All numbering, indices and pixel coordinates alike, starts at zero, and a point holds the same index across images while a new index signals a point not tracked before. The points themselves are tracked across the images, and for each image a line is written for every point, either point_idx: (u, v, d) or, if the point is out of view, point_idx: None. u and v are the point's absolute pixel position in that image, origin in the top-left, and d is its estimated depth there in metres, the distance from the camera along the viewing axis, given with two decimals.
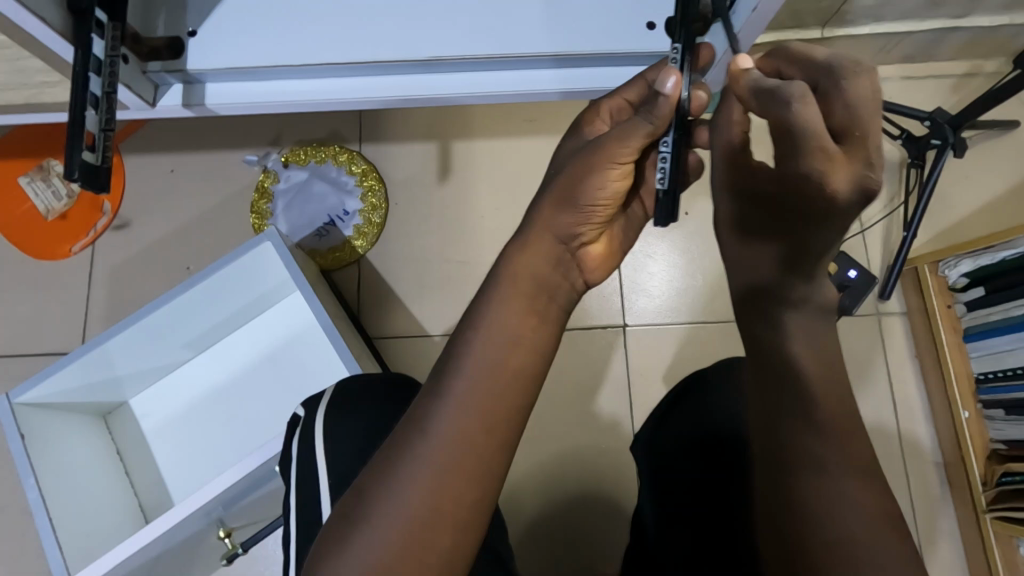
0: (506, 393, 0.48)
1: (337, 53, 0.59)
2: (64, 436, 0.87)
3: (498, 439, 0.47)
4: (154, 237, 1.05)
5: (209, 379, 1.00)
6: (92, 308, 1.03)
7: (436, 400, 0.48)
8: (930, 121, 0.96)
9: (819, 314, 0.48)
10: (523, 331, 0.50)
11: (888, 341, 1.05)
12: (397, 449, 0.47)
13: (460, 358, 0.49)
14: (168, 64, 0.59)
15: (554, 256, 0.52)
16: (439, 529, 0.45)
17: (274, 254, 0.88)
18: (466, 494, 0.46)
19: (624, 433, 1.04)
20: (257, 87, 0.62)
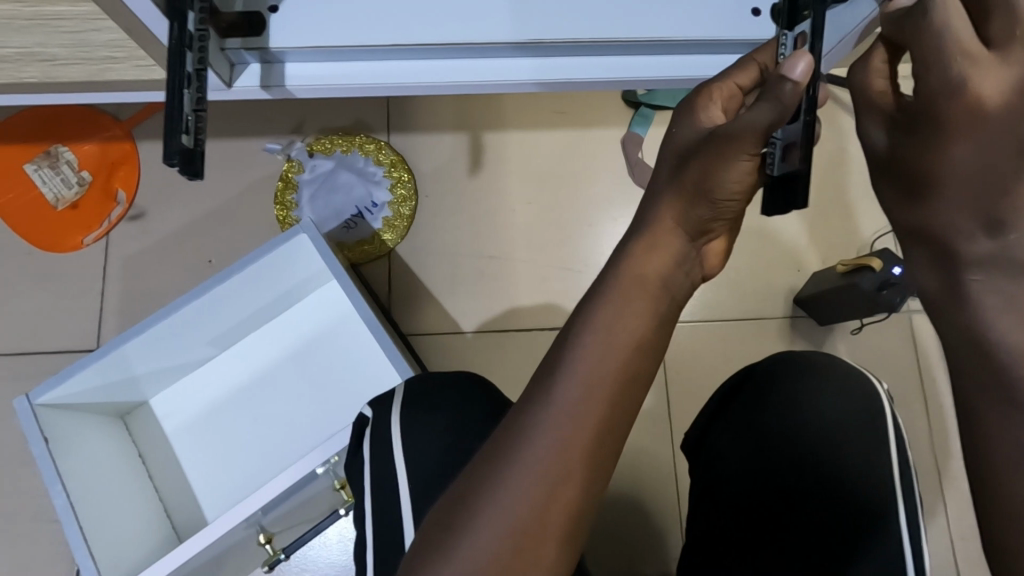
0: (606, 396, 0.47)
1: (410, 33, 0.56)
2: (88, 439, 0.83)
3: (604, 445, 0.46)
4: (172, 228, 1.01)
5: (234, 379, 0.95)
6: (107, 302, 0.98)
7: (536, 411, 0.46)
8: None
9: (1021, 275, 0.36)
10: (632, 331, 0.49)
11: (919, 338, 1.07)
12: (494, 460, 0.45)
13: (558, 367, 0.48)
14: (248, 41, 0.55)
15: (685, 254, 0.53)
16: (541, 536, 0.44)
17: (309, 247, 0.85)
18: (565, 503, 0.44)
19: (660, 433, 1.03)
20: (324, 68, 0.59)
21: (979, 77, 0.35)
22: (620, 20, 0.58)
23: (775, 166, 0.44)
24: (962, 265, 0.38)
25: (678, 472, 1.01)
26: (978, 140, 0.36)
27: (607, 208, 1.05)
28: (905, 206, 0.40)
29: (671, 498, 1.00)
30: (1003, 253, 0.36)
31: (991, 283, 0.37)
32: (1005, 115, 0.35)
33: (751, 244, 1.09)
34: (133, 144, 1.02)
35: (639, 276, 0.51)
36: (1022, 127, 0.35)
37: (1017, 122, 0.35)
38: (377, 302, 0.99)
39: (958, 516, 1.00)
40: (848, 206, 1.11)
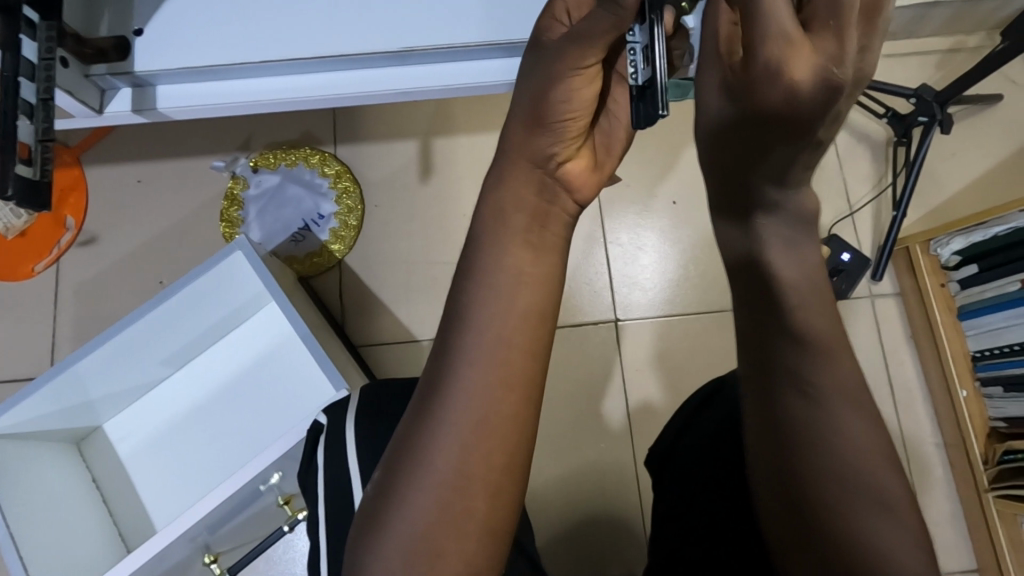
0: (502, 395, 0.43)
1: (306, 47, 0.56)
2: (38, 466, 0.83)
3: (508, 448, 0.43)
4: (122, 251, 1.01)
5: (188, 400, 0.95)
6: (60, 327, 0.98)
7: (427, 417, 0.43)
8: (916, 98, 0.97)
9: (797, 221, 0.41)
10: (521, 322, 0.45)
11: (883, 322, 1.04)
12: (403, 460, 0.43)
13: (447, 368, 0.44)
14: (114, 66, 0.56)
15: (537, 181, 0.50)
16: (450, 545, 0.40)
17: (245, 264, 0.84)
18: (469, 511, 0.41)
19: (620, 433, 1.02)
20: (206, 87, 0.58)
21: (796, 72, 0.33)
22: (509, 23, 0.57)
23: (636, 74, 0.44)
24: (756, 209, 0.41)
25: (640, 472, 1.00)
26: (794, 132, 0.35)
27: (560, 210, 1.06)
28: (725, 157, 0.41)
29: (633, 498, 0.99)
30: (776, 202, 0.41)
31: (778, 225, 0.41)
32: (805, 112, 0.34)
33: (707, 236, 1.08)
34: (80, 170, 1.02)
35: (522, 260, 0.47)
36: (818, 118, 0.34)
37: (818, 116, 0.34)
38: (328, 315, 0.99)
39: (927, 503, 0.98)
40: None
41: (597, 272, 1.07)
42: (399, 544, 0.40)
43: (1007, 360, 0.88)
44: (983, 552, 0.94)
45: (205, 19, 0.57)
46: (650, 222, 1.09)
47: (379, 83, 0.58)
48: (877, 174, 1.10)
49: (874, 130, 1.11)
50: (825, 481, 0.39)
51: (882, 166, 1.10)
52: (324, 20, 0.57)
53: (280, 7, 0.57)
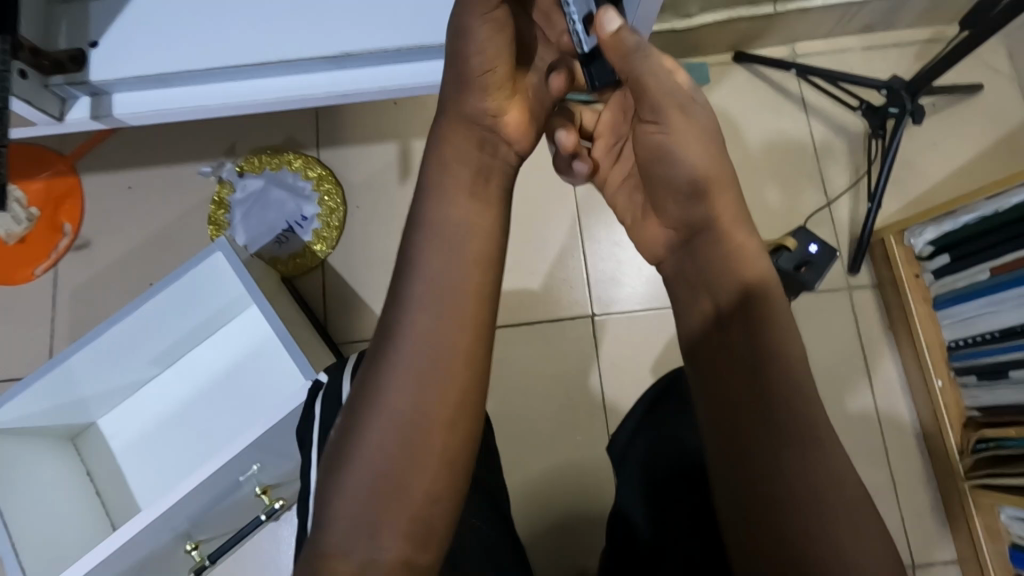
0: (456, 338, 0.47)
1: (263, 53, 0.60)
2: (33, 460, 0.87)
3: (455, 389, 0.46)
4: (115, 255, 1.05)
5: (179, 397, 0.99)
6: (57, 328, 1.02)
7: (379, 358, 0.46)
8: (887, 90, 0.98)
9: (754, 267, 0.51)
10: (463, 270, 0.49)
11: (860, 312, 1.05)
12: (360, 403, 0.45)
13: (392, 313, 0.48)
14: (71, 77, 0.59)
15: (477, 136, 0.54)
16: (405, 477, 0.42)
17: (226, 264, 0.87)
18: (430, 443, 0.44)
19: (596, 429, 1.03)
20: (167, 93, 0.62)
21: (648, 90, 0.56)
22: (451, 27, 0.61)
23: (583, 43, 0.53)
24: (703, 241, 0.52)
25: None
26: (703, 110, 0.53)
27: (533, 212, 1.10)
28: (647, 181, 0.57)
29: (610, 493, 1.01)
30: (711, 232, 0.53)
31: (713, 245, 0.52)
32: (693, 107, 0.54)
33: None
34: (76, 178, 1.07)
35: (464, 220, 0.51)
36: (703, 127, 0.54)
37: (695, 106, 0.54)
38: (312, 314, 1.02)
39: (907, 491, 0.98)
40: (780, 185, 1.11)
41: (576, 268, 1.09)
42: (359, 477, 0.42)
43: (980, 349, 0.88)
44: (963, 542, 0.94)
45: (163, 30, 0.60)
46: None
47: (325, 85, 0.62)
48: (854, 168, 1.10)
49: (851, 123, 1.12)
50: (806, 455, 0.42)
51: (859, 159, 1.11)
52: (278, 28, 0.60)
53: (243, 18, 0.61)
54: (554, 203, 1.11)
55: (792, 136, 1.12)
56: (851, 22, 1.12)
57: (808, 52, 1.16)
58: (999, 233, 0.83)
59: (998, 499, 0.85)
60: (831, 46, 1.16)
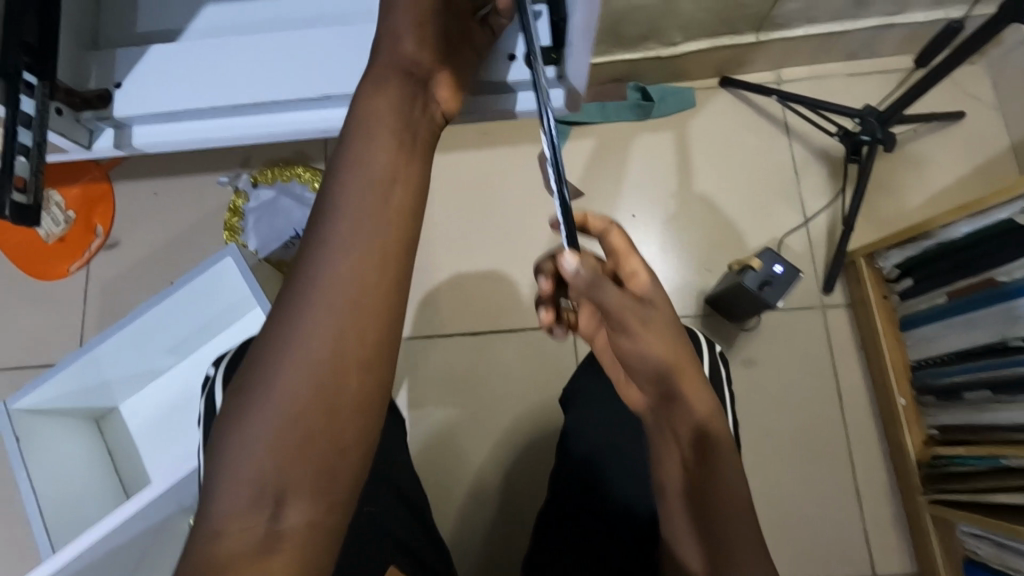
0: (355, 333, 0.55)
1: (272, 92, 0.60)
2: (59, 438, 0.98)
3: (348, 375, 0.54)
4: (140, 255, 1.16)
5: (191, 385, 1.09)
6: (86, 320, 1.13)
7: (296, 311, 0.55)
8: (860, 118, 1.02)
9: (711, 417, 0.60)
10: (374, 238, 0.56)
11: (833, 330, 1.09)
12: (264, 372, 0.53)
13: (309, 273, 0.56)
14: (100, 112, 0.59)
15: (406, 87, 0.60)
16: (318, 413, 0.52)
17: (234, 269, 0.97)
18: (340, 387, 0.54)
19: (572, 432, 1.07)
20: (177, 128, 0.62)
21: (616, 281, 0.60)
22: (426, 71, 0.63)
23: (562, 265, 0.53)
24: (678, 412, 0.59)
25: None
26: (664, 307, 0.58)
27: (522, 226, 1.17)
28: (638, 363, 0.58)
29: None
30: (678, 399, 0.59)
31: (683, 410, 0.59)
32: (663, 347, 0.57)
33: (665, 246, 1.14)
34: (109, 184, 1.18)
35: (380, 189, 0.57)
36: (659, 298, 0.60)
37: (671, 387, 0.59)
38: None
39: (872, 505, 1.02)
40: (761, 205, 1.15)
41: None
42: (277, 412, 0.52)
43: (937, 370, 0.93)
44: (923, 556, 0.97)
45: (175, 65, 0.59)
46: None
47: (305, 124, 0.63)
48: (833, 189, 1.14)
49: (832, 147, 1.16)
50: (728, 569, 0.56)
51: (839, 183, 1.14)
52: (286, 66, 0.60)
53: (251, 52, 0.60)
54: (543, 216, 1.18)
55: (774, 157, 1.16)
56: (833, 50, 1.16)
57: (793, 77, 1.20)
58: (987, 248, 0.82)
59: (952, 515, 0.89)
60: (816, 72, 1.20)
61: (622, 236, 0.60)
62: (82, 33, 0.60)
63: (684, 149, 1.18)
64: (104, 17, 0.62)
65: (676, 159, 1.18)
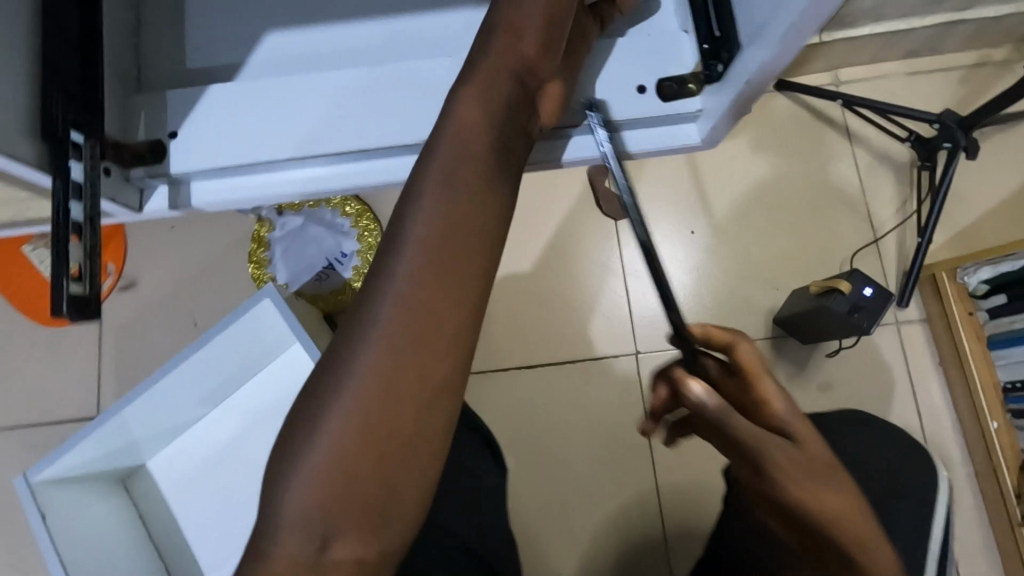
0: (425, 389, 0.39)
1: (358, 137, 0.48)
2: (89, 508, 0.88)
3: (411, 449, 0.38)
4: (159, 295, 1.06)
5: (227, 436, 1.00)
6: (104, 370, 1.03)
7: (354, 346, 0.39)
8: (938, 124, 0.95)
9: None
10: (461, 247, 0.41)
11: (909, 348, 1.03)
12: (307, 427, 0.38)
13: (374, 291, 0.40)
14: (151, 169, 0.48)
15: (506, 75, 0.45)
16: (371, 489, 0.37)
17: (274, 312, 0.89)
18: (407, 454, 0.38)
19: (642, 464, 1.02)
20: (239, 184, 0.50)
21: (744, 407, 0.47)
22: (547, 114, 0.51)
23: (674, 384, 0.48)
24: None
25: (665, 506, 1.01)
26: (814, 442, 0.42)
27: (572, 248, 1.09)
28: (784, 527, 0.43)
29: (656, 528, 1.00)
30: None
31: None
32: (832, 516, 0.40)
33: (725, 265, 1.08)
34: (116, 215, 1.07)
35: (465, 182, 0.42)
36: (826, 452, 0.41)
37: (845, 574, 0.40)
38: None
39: (961, 532, 0.97)
40: (824, 216, 1.09)
41: (617, 304, 1.08)
42: (316, 482, 0.37)
43: None
44: None
45: (244, 108, 0.49)
46: (668, 253, 1.09)
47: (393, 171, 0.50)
48: (900, 197, 1.08)
49: (898, 152, 1.09)
50: None
51: (906, 190, 1.08)
52: (374, 101, 0.49)
53: (329, 86, 0.49)
54: (594, 236, 1.10)
55: (836, 165, 1.10)
56: (895, 48, 1.09)
57: (851, 79, 1.13)
58: None
59: None
60: (874, 73, 1.14)
61: (751, 349, 0.48)
62: (124, 70, 0.50)
63: (740, 159, 1.11)
64: (150, 53, 0.52)
65: (732, 171, 1.11)
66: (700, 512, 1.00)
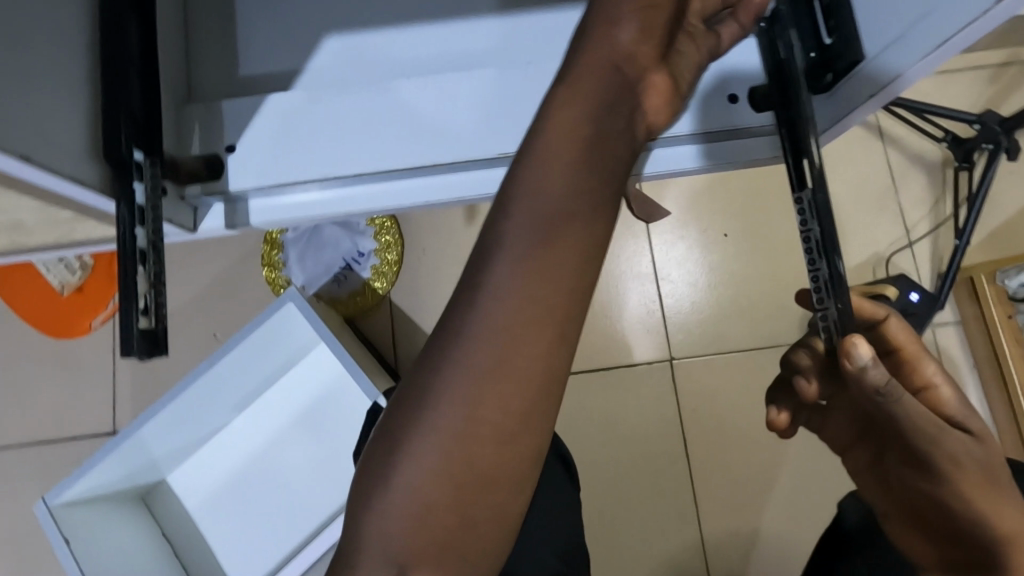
0: (513, 418, 0.36)
1: (423, 151, 0.45)
2: (113, 529, 0.85)
3: (497, 473, 0.36)
4: (175, 306, 1.01)
5: (249, 448, 0.96)
6: (119, 385, 0.99)
7: (443, 365, 0.37)
8: (980, 125, 0.94)
9: None
10: (552, 275, 0.36)
11: (944, 351, 1.02)
12: (396, 438, 0.37)
13: (464, 315, 0.37)
14: (207, 187, 0.44)
15: (609, 80, 0.40)
16: (453, 517, 0.36)
17: (298, 315, 0.84)
18: (489, 488, 0.36)
19: (677, 473, 1.01)
20: (298, 203, 0.47)
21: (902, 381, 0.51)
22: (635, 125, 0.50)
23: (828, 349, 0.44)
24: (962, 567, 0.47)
25: (702, 514, 1.00)
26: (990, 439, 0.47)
27: (600, 253, 1.07)
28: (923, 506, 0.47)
29: (694, 538, 0.99)
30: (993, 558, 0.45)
31: None
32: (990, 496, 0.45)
33: (757, 268, 1.06)
34: None
35: (557, 200, 0.37)
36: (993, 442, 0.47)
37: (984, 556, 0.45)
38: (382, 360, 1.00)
39: None
40: (856, 218, 1.07)
41: (648, 310, 1.06)
42: (404, 503, 0.36)
43: None
44: None
45: (302, 120, 0.45)
46: (699, 258, 1.07)
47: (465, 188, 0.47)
48: (933, 198, 1.07)
49: (930, 152, 1.08)
50: None
51: (939, 190, 1.07)
52: (437, 113, 0.45)
53: (384, 96, 0.46)
54: (623, 241, 1.08)
55: (868, 165, 1.08)
56: None
57: None
58: None
59: None
60: None
61: (904, 327, 0.51)
62: (176, 81, 0.46)
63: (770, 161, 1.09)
64: (201, 64, 0.48)
65: (763, 173, 1.09)
66: (738, 521, 0.99)
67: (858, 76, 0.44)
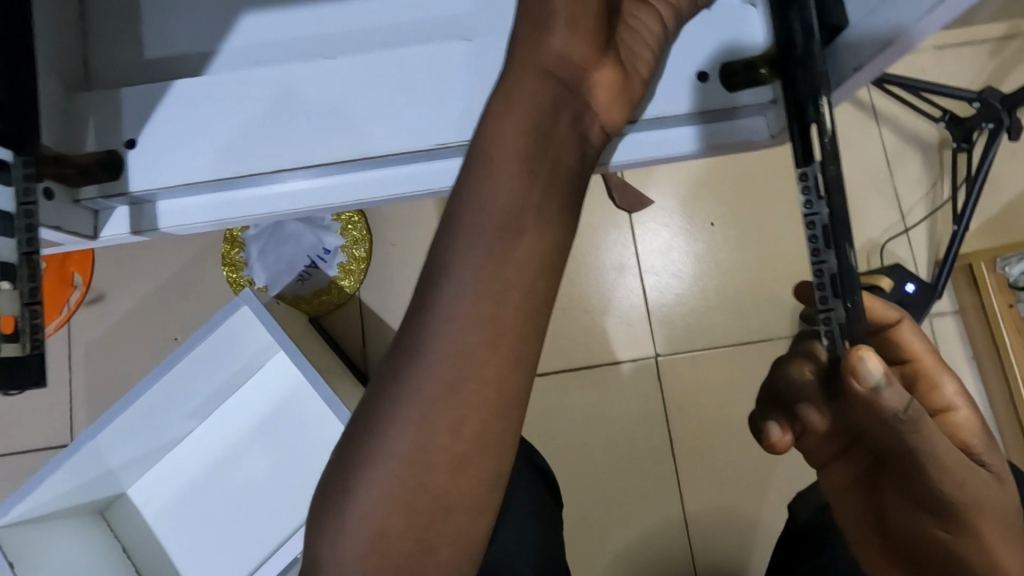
0: (488, 400, 0.34)
1: (373, 139, 0.43)
2: (65, 547, 0.80)
3: (476, 461, 0.33)
4: (131, 308, 0.96)
5: (211, 456, 0.92)
6: (75, 391, 0.94)
7: (411, 350, 0.34)
8: (979, 102, 0.88)
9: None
10: (504, 287, 0.35)
11: (943, 342, 0.98)
12: (364, 430, 0.34)
13: (429, 295, 0.35)
14: (105, 187, 0.43)
15: (552, 90, 0.39)
16: (412, 547, 0.32)
17: (253, 319, 0.79)
18: (449, 512, 0.33)
19: (665, 474, 0.97)
20: (225, 197, 0.46)
21: (920, 400, 0.47)
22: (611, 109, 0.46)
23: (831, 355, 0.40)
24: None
25: (691, 516, 0.95)
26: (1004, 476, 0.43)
27: (582, 245, 1.02)
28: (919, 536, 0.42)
29: (681, 542, 0.95)
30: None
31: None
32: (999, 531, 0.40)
33: (746, 257, 1.01)
34: None
35: (506, 213, 0.36)
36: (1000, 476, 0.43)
37: None
38: (352, 363, 0.95)
39: None
40: (850, 203, 1.02)
41: (632, 304, 1.01)
42: (357, 535, 0.32)
43: None
44: None
45: (205, 109, 0.43)
46: (684, 248, 1.02)
47: (396, 183, 0.46)
48: (931, 182, 1.02)
49: (927, 132, 1.02)
50: None
51: (936, 172, 1.02)
52: (362, 99, 0.43)
53: (348, 79, 0.44)
54: (605, 232, 1.02)
55: (862, 147, 1.03)
56: None
57: None
58: None
59: None
60: None
61: (921, 335, 0.47)
62: (67, 70, 0.45)
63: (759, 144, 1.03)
64: (99, 51, 0.47)
65: (751, 157, 1.03)
66: (727, 523, 0.95)
67: (838, 46, 0.41)
